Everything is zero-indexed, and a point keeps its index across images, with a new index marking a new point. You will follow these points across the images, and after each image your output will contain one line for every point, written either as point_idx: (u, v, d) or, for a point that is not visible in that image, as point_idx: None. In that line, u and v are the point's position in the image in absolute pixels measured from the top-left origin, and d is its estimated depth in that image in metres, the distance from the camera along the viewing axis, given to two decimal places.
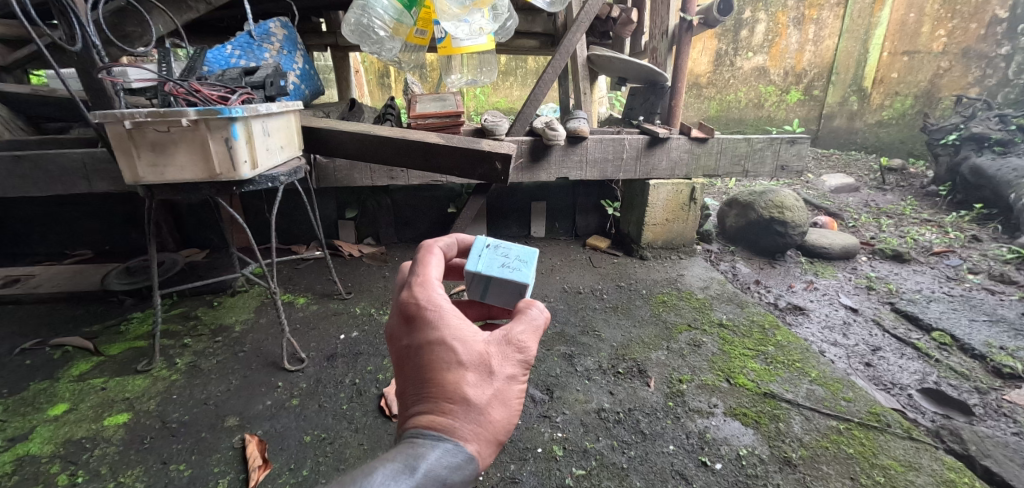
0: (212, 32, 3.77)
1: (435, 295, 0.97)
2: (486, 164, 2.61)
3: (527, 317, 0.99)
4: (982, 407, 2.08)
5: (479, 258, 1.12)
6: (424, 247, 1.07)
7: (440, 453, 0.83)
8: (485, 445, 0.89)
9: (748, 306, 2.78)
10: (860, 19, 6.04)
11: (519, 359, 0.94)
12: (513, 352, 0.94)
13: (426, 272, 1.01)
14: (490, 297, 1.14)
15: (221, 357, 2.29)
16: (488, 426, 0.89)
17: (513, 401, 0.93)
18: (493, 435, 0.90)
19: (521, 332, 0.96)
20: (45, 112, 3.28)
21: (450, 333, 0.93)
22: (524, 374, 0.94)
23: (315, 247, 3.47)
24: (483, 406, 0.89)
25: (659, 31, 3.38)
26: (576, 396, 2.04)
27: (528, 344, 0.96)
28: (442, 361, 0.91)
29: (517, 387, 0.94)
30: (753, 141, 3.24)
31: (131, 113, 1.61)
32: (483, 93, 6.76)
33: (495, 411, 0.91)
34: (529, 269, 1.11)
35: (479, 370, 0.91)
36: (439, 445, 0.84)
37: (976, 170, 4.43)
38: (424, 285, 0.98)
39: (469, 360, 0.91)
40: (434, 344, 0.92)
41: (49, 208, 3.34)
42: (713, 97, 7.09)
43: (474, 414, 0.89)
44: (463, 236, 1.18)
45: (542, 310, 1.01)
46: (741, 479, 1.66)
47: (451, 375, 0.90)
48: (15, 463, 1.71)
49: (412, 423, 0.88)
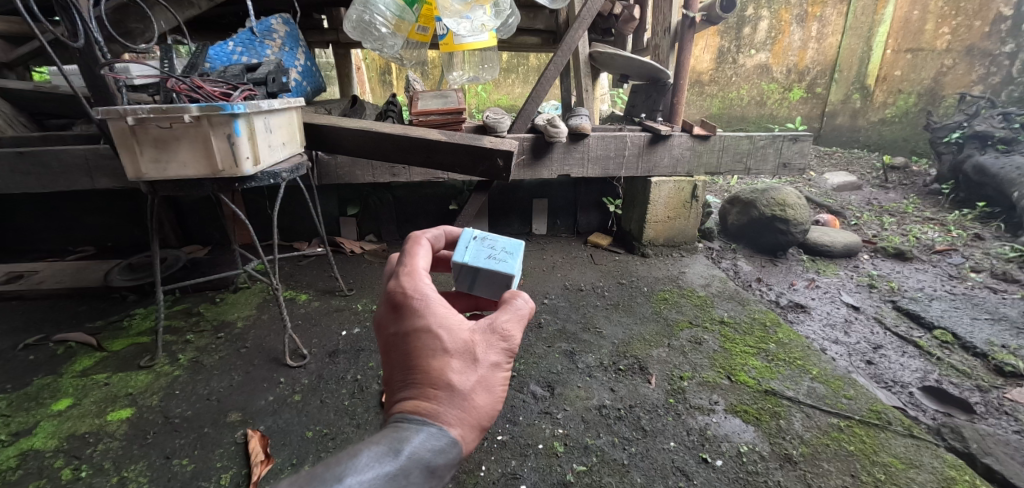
0: (214, 28, 3.78)
1: (422, 284, 0.97)
2: (486, 161, 2.62)
3: (512, 306, 0.99)
4: (984, 405, 2.08)
5: (466, 250, 1.12)
6: (412, 238, 1.07)
7: (424, 437, 0.84)
8: (470, 430, 0.89)
9: (749, 304, 2.78)
10: (863, 16, 6.01)
11: (503, 347, 0.95)
12: (498, 340, 0.94)
13: (414, 262, 1.01)
14: (478, 289, 1.15)
15: (223, 353, 2.30)
16: (472, 412, 0.89)
17: (497, 388, 0.93)
18: (477, 421, 0.90)
19: (506, 321, 0.96)
20: (47, 109, 3.29)
21: (436, 321, 0.93)
22: (509, 361, 0.95)
23: (317, 244, 3.48)
24: (467, 392, 0.89)
25: (661, 28, 3.37)
26: (577, 393, 2.05)
27: (512, 333, 0.96)
28: (428, 348, 0.91)
29: (502, 374, 0.94)
30: (755, 139, 3.23)
31: (133, 109, 1.62)
32: (485, 89, 6.74)
33: (479, 397, 0.91)
34: (516, 261, 1.12)
35: (463, 357, 0.92)
36: (423, 429, 0.85)
37: (979, 169, 4.41)
38: (411, 275, 0.98)
39: (455, 348, 0.92)
40: (420, 331, 0.93)
41: (51, 205, 3.35)
42: (715, 94, 7.18)
43: (458, 400, 0.89)
44: (452, 228, 1.18)
45: (528, 300, 1.01)
46: (741, 476, 1.67)
47: (436, 362, 0.90)
48: (20, 458, 1.72)
49: (397, 409, 0.89)
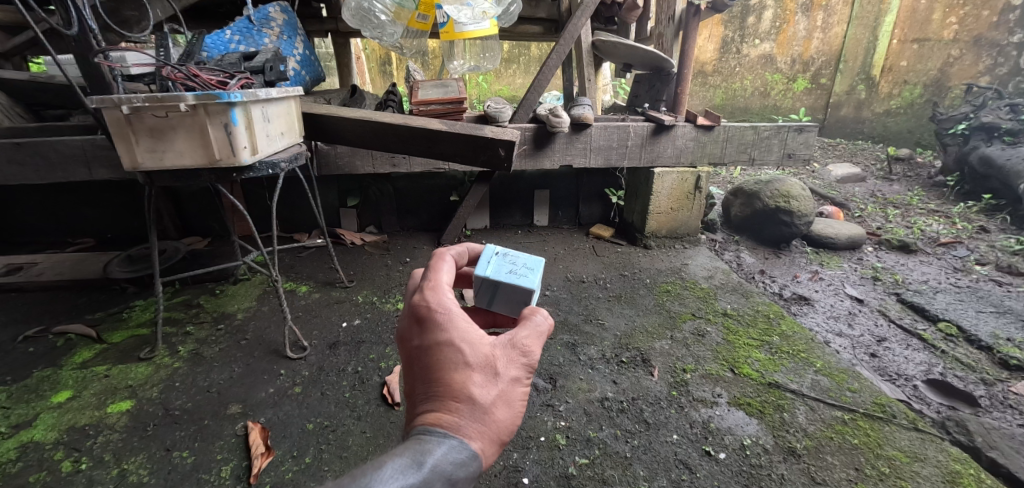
0: (210, 16, 3.73)
1: (445, 298, 0.95)
2: (489, 151, 2.57)
3: (531, 322, 0.98)
4: (988, 398, 2.06)
5: (488, 264, 1.11)
6: (436, 253, 1.05)
7: (446, 449, 0.81)
8: (489, 444, 0.87)
9: (753, 296, 2.76)
10: (869, 5, 5.90)
11: (523, 363, 0.93)
12: (517, 355, 0.93)
13: (438, 277, 0.99)
14: (497, 305, 1.13)
15: (223, 345, 2.29)
16: (491, 425, 0.87)
17: (517, 402, 0.91)
18: (497, 435, 0.88)
19: (526, 337, 0.95)
20: (44, 99, 3.26)
21: (458, 335, 0.92)
22: (528, 377, 0.94)
23: (317, 235, 3.47)
24: (488, 406, 0.87)
25: (666, 16, 3.30)
26: (579, 385, 2.04)
27: (532, 348, 0.95)
28: (450, 361, 0.90)
29: (521, 389, 0.93)
30: (759, 129, 3.19)
31: (128, 97, 1.58)
32: (485, 80, 6.69)
33: (499, 412, 0.89)
34: (536, 276, 1.10)
35: (484, 371, 0.90)
36: (445, 441, 0.82)
37: (985, 161, 4.36)
38: (435, 289, 0.96)
39: (476, 361, 0.90)
40: (444, 346, 0.91)
41: (49, 197, 3.33)
42: (718, 85, 6.80)
43: (479, 414, 0.87)
44: (473, 245, 1.16)
45: (547, 317, 1.00)
46: (745, 469, 1.65)
47: (457, 375, 0.88)
48: (20, 450, 1.71)
49: (418, 421, 0.86)
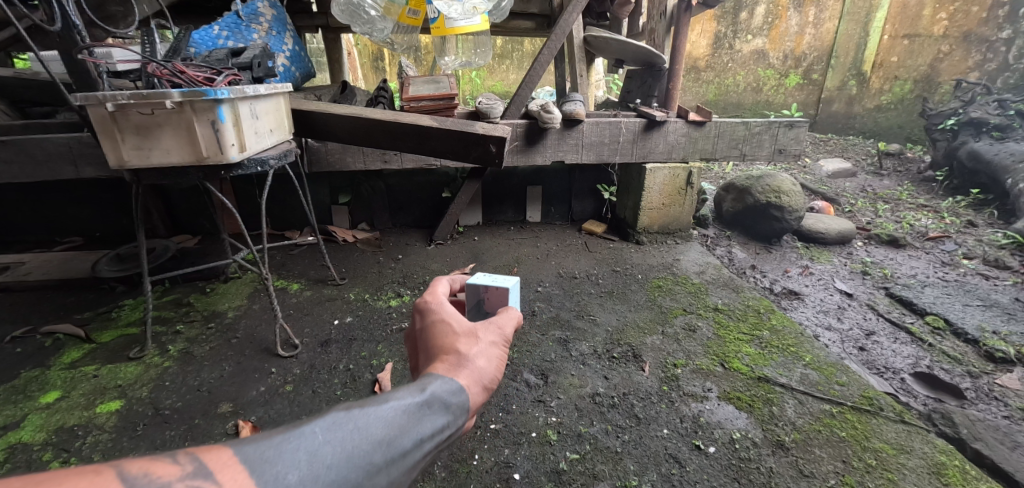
0: (197, 11, 3.68)
1: (439, 296, 1.11)
2: (479, 148, 2.55)
3: (506, 312, 1.11)
4: (974, 390, 2.09)
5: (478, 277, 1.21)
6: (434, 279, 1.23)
7: (440, 383, 0.87)
8: (476, 389, 0.92)
9: (743, 291, 2.78)
10: (861, 1, 5.92)
11: (500, 334, 1.03)
12: (496, 327, 1.04)
13: (435, 286, 1.16)
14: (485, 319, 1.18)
15: (214, 344, 2.27)
16: (477, 372, 0.93)
17: (498, 360, 0.98)
18: (483, 383, 0.93)
19: (502, 318, 1.07)
20: (28, 96, 3.21)
21: (448, 314, 1.04)
22: (506, 346, 1.02)
23: (309, 233, 3.45)
24: (472, 356, 0.95)
25: (658, 11, 3.29)
26: (571, 381, 2.04)
27: (507, 326, 1.06)
28: (443, 332, 1.01)
29: (501, 352, 1.00)
30: (750, 125, 3.21)
31: (113, 95, 1.56)
32: (478, 75, 6.66)
33: (483, 363, 0.95)
34: (513, 281, 1.19)
35: (470, 335, 0.99)
36: (438, 378, 0.89)
37: (974, 155, 4.41)
38: (432, 291, 1.12)
39: (462, 330, 1.00)
40: (437, 324, 1.03)
41: (35, 195, 3.28)
42: (711, 81, 6.82)
43: (466, 363, 0.93)
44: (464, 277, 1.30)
45: (519, 312, 1.13)
46: (734, 462, 1.67)
47: (447, 341, 0.98)
48: (7, 451, 1.70)
49: None
